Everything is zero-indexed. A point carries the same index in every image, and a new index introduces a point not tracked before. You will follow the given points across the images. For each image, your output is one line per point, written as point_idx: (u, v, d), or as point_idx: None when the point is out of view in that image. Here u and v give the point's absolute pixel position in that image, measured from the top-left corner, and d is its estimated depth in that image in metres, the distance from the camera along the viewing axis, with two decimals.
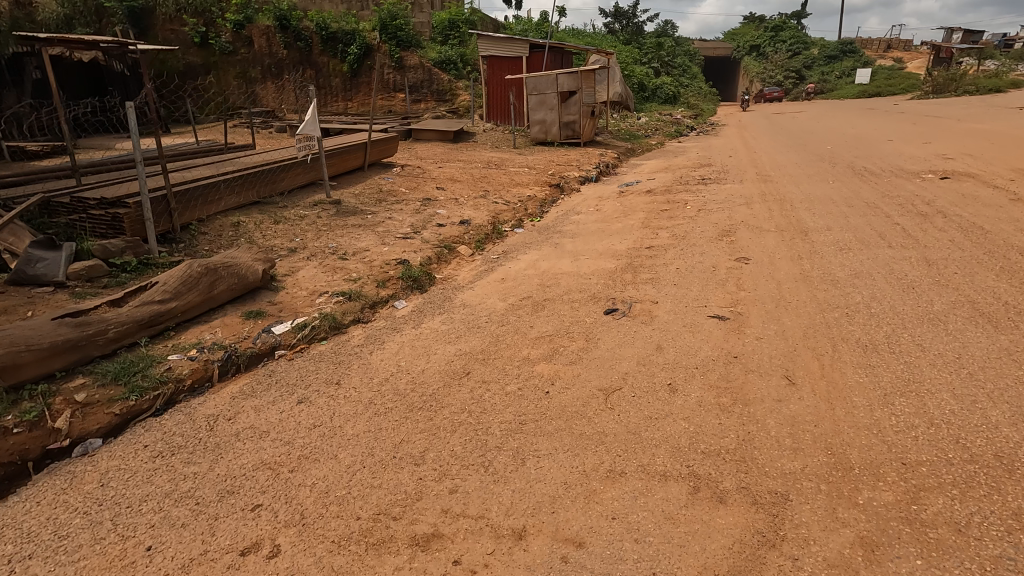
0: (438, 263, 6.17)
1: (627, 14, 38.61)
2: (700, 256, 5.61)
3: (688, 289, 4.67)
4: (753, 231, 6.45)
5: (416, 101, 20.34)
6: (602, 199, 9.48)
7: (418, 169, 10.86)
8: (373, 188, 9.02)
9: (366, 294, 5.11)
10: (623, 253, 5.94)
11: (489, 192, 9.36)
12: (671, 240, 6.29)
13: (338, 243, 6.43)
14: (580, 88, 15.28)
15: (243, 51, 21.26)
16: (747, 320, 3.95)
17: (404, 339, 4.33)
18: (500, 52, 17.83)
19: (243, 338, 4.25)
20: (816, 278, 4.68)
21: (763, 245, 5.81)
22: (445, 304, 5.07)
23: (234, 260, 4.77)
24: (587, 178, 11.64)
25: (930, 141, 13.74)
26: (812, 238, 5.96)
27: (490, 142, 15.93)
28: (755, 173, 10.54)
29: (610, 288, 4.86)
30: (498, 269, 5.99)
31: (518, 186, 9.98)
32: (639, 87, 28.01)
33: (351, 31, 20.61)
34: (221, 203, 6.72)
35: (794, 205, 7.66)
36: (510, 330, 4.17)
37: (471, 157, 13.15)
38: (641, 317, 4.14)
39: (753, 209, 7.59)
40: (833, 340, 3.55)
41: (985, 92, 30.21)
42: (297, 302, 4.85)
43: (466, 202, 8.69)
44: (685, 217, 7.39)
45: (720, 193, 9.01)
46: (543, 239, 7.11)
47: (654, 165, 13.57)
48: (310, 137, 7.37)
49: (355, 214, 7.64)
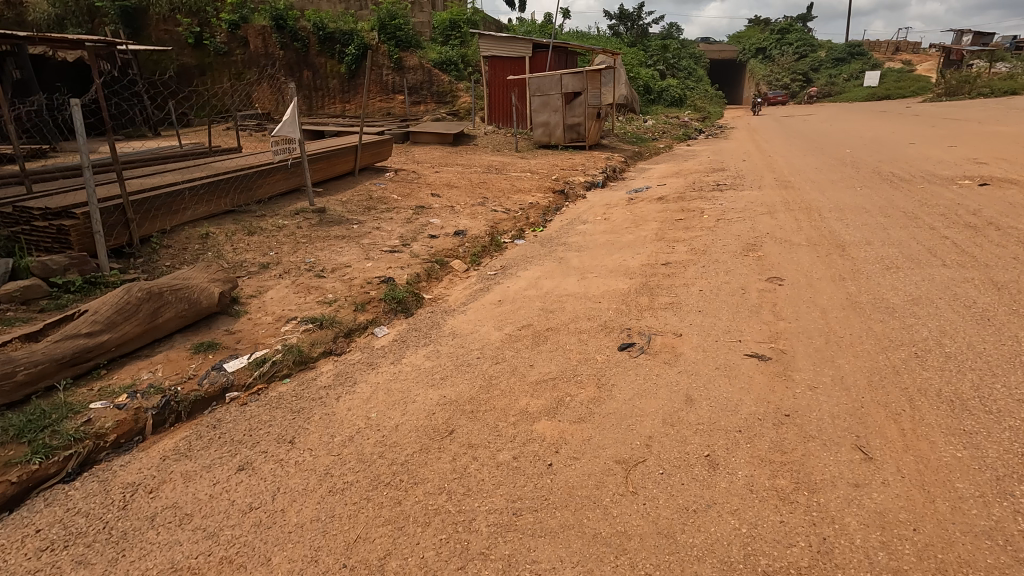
0: (428, 280, 5.51)
1: (632, 16, 37.94)
2: (725, 275, 4.90)
3: (716, 318, 3.96)
4: (781, 245, 5.74)
5: (415, 103, 19.72)
6: (610, 207, 8.79)
7: (414, 174, 10.20)
8: (362, 194, 8.37)
9: (341, 320, 4.42)
10: (636, 271, 5.26)
11: (488, 199, 8.70)
12: (690, 256, 5.60)
13: (316, 257, 5.76)
14: (585, 89, 14.62)
15: (238, 52, 20.71)
16: (793, 361, 3.25)
17: (379, 378, 3.63)
18: (502, 52, 17.20)
19: (188, 377, 3.56)
20: (866, 305, 3.98)
21: (795, 263, 5.12)
22: (432, 331, 4.39)
23: (185, 282, 4.09)
24: (593, 183, 10.96)
25: (956, 144, 13.00)
26: (850, 254, 5.26)
27: (491, 146, 15.27)
28: (773, 178, 9.83)
29: (623, 316, 4.16)
30: (495, 288, 5.32)
31: (520, 192, 9.31)
32: (644, 90, 27.35)
33: (349, 31, 20.11)
34: (188, 213, 6.05)
35: (822, 214, 6.96)
36: (505, 370, 3.47)
37: (470, 161, 12.49)
38: (663, 357, 3.44)
39: (777, 219, 6.90)
40: (907, 392, 2.85)
41: (1001, 94, 29.40)
42: (259, 331, 4.17)
43: (462, 209, 8.03)
44: (703, 228, 6.71)
45: (737, 200, 8.32)
46: (546, 253, 6.43)
47: (663, 169, 12.88)
48: (289, 139, 6.74)
49: (340, 223, 6.97)
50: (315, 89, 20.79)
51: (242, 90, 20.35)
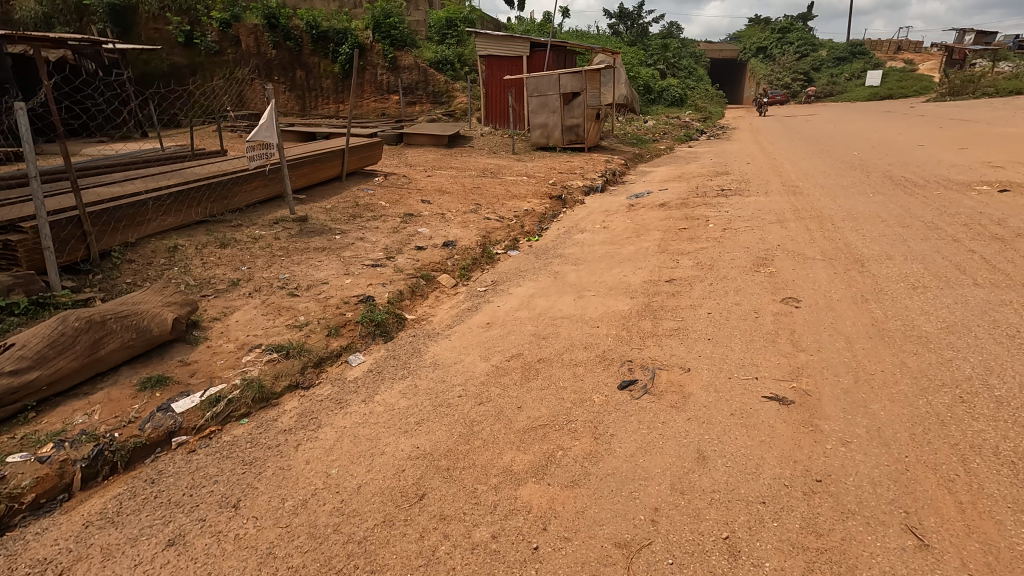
0: (412, 298, 5.08)
1: (632, 15, 37.51)
2: (736, 295, 4.48)
3: (729, 350, 3.52)
4: (794, 259, 5.32)
5: (410, 104, 19.30)
6: (609, 214, 8.37)
7: (404, 178, 9.78)
8: (348, 201, 7.94)
9: (310, 347, 3.99)
10: (638, 289, 4.84)
11: (481, 205, 8.28)
12: (696, 272, 5.17)
13: (292, 273, 5.33)
14: (584, 89, 14.20)
15: (230, 51, 20.28)
16: (821, 406, 2.82)
17: (347, 420, 3.20)
18: (498, 51, 16.78)
19: (128, 421, 3.13)
20: (896, 334, 3.55)
21: (811, 280, 4.69)
22: (412, 360, 3.96)
23: (133, 308, 3.66)
24: (592, 188, 10.54)
25: (967, 147, 12.58)
26: (871, 270, 4.83)
27: (488, 147, 14.84)
28: (780, 183, 9.40)
29: (624, 346, 3.73)
30: (485, 307, 4.90)
31: (515, 197, 8.88)
32: (644, 90, 26.94)
33: (342, 30, 19.67)
34: (156, 223, 5.61)
35: (835, 224, 6.53)
36: (489, 413, 3.04)
37: (465, 164, 12.06)
38: (669, 398, 3.02)
39: (788, 229, 6.46)
40: (958, 450, 2.42)
41: (1006, 94, 28.94)
42: (217, 361, 3.74)
43: (454, 217, 7.60)
44: (708, 239, 6.28)
45: (744, 207, 7.89)
46: (542, 265, 6.02)
47: (664, 172, 12.44)
48: (265, 144, 6.31)
49: (322, 233, 6.54)
50: (309, 89, 20.36)
51: (235, 90, 19.92)
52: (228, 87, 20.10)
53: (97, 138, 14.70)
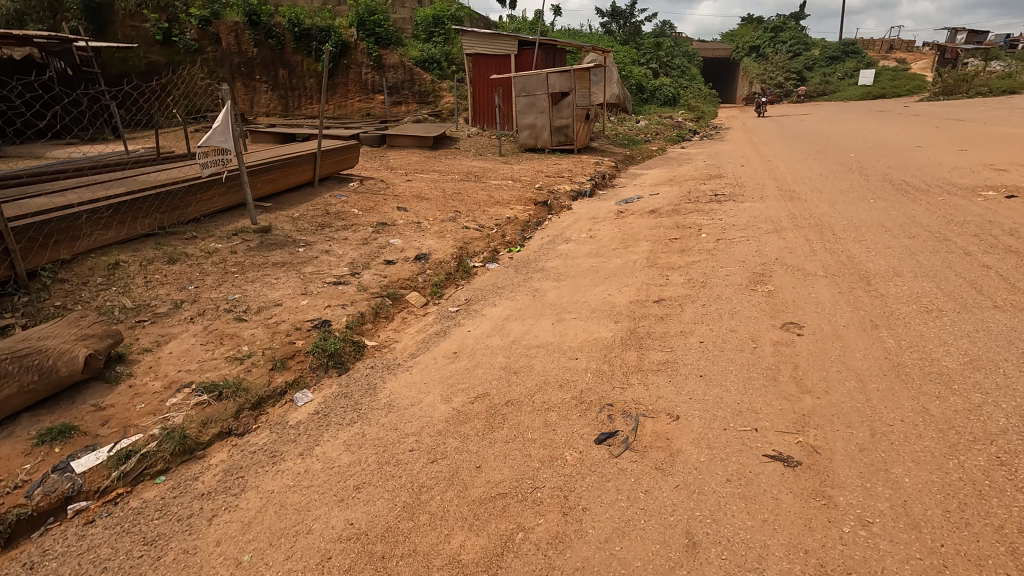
0: (375, 321, 4.61)
1: (625, 14, 37.13)
2: (730, 320, 4.03)
3: (724, 391, 3.07)
4: (794, 275, 4.88)
5: (396, 104, 18.81)
6: (597, 221, 7.92)
7: (381, 183, 9.29)
8: (318, 209, 7.46)
9: (248, 385, 3.50)
10: (623, 311, 4.38)
11: (461, 212, 7.82)
12: (687, 290, 4.72)
13: (243, 293, 4.84)
14: (573, 89, 13.76)
15: (210, 49, 19.68)
16: (834, 471, 2.37)
17: (277, 481, 2.72)
18: (486, 49, 16.30)
19: (13, 486, 2.64)
20: (914, 371, 3.11)
21: (813, 302, 4.25)
22: (365, 399, 3.49)
23: (37, 346, 3.16)
24: (580, 193, 10.11)
25: (967, 148, 12.23)
26: (878, 289, 4.39)
27: (474, 149, 14.37)
28: (776, 188, 9.00)
29: (604, 384, 3.27)
30: (454, 331, 4.43)
31: (498, 203, 8.42)
32: (637, 89, 26.54)
33: (326, 27, 19.09)
34: (94, 238, 5.09)
35: (836, 233, 6.11)
36: (441, 476, 2.58)
37: (448, 167, 11.59)
38: (654, 457, 2.56)
39: (786, 240, 6.03)
40: (1006, 536, 1.98)
41: (999, 93, 28.78)
42: (138, 404, 3.25)
43: (430, 226, 7.13)
44: (701, 251, 5.85)
45: (738, 214, 7.47)
46: (521, 281, 5.57)
47: (656, 175, 12.02)
48: (221, 149, 5.81)
49: (284, 246, 6.05)
50: (291, 89, 19.81)
51: (215, 90, 19.36)
52: (208, 86, 19.51)
53: (68, 140, 14.15)
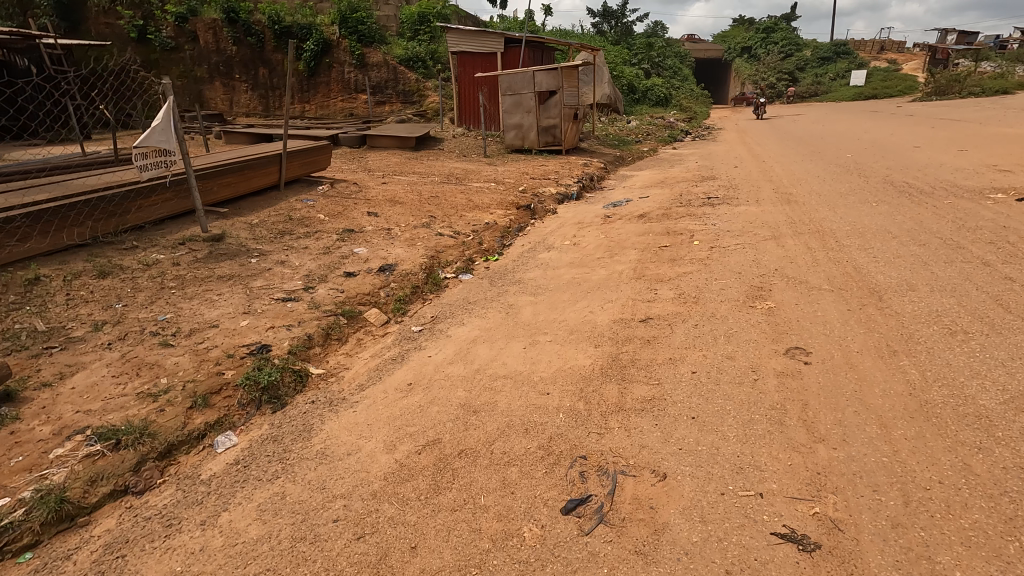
0: (324, 344, 4.06)
1: (616, 14, 36.69)
2: (727, 344, 3.52)
3: (720, 439, 2.56)
4: (795, 289, 4.39)
5: (379, 103, 18.24)
6: (582, 227, 7.41)
7: (355, 185, 8.74)
8: (281, 215, 6.91)
9: (156, 429, 2.94)
10: (605, 333, 3.86)
11: (436, 217, 7.28)
12: (678, 307, 4.21)
13: (177, 311, 4.26)
14: (561, 87, 13.25)
15: (187, 47, 19.04)
16: (861, 559, 1.87)
17: (164, 564, 2.18)
18: (471, 47, 15.75)
19: None
20: (946, 413, 2.62)
21: (819, 322, 3.76)
22: (295, 445, 2.93)
23: None
24: (566, 196, 9.60)
25: (967, 148, 11.83)
26: (893, 307, 3.91)
27: (458, 150, 13.85)
28: (772, 190, 8.52)
29: (578, 428, 2.75)
30: (413, 357, 3.90)
31: (476, 208, 7.89)
32: (628, 89, 26.10)
33: (307, 25, 18.46)
34: (10, 250, 4.50)
35: (839, 240, 5.63)
36: (367, 561, 2.05)
37: (429, 169, 11.05)
38: (634, 535, 2.06)
39: (786, 248, 5.54)
40: None
41: (993, 93, 28.52)
42: (14, 457, 2.69)
43: (401, 233, 6.59)
44: (694, 260, 5.33)
45: (733, 219, 6.96)
46: (495, 295, 5.03)
47: (646, 177, 11.53)
48: (162, 150, 5.23)
49: (235, 257, 5.48)
50: (272, 88, 19.19)
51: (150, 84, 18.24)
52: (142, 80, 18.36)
53: (32, 141, 13.51)
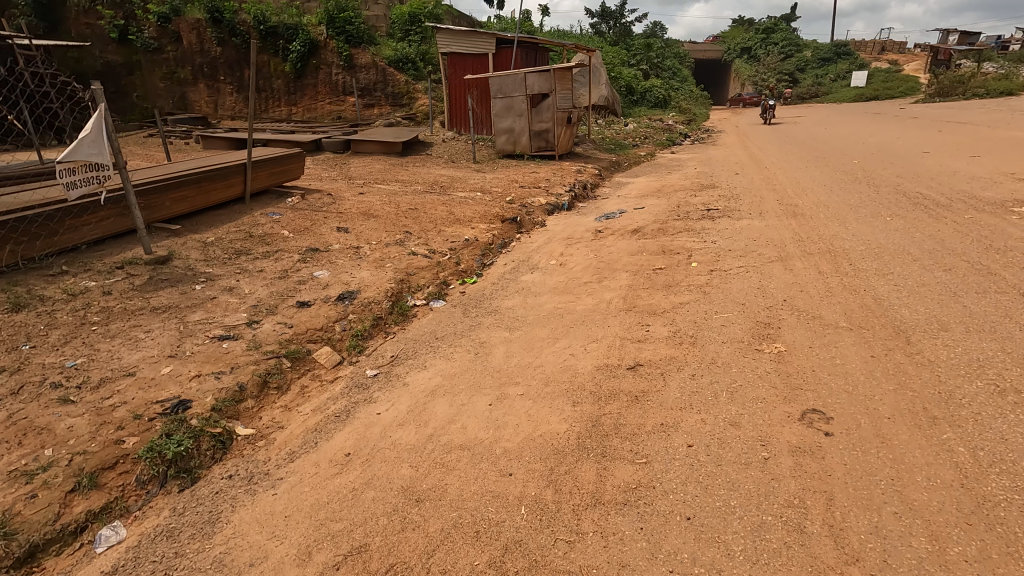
0: (258, 396, 3.48)
1: (615, 14, 36.12)
2: (730, 404, 2.94)
3: (723, 557, 1.99)
4: (806, 327, 3.82)
5: (368, 106, 17.66)
6: (570, 243, 6.83)
7: (329, 196, 8.17)
8: (241, 232, 6.33)
9: (16, 527, 2.36)
10: (587, 386, 3.27)
11: (412, 233, 6.70)
12: (672, 350, 3.62)
13: (91, 355, 3.66)
14: (553, 90, 12.67)
15: (170, 48, 18.46)
16: None
17: None
18: (462, 48, 15.18)
19: None
20: (1013, 518, 2.06)
21: (839, 373, 3.18)
22: (190, 547, 2.35)
23: None
24: (556, 206, 9.03)
25: (979, 154, 11.26)
26: (925, 353, 3.33)
27: (446, 155, 13.28)
28: (776, 201, 7.96)
29: (543, 534, 2.18)
30: (360, 413, 3.31)
31: (457, 221, 7.31)
32: (626, 91, 25.53)
33: (293, 25, 17.90)
34: None
35: (854, 264, 5.05)
36: None
37: (413, 177, 10.47)
38: None
39: (795, 272, 4.95)
40: None
41: (997, 95, 27.96)
42: None
43: (370, 252, 6.01)
44: (692, 287, 4.75)
45: (735, 235, 6.39)
46: (467, 328, 4.44)
47: (641, 184, 10.97)
48: (91, 164, 4.62)
49: (179, 283, 4.90)
50: (258, 90, 18.57)
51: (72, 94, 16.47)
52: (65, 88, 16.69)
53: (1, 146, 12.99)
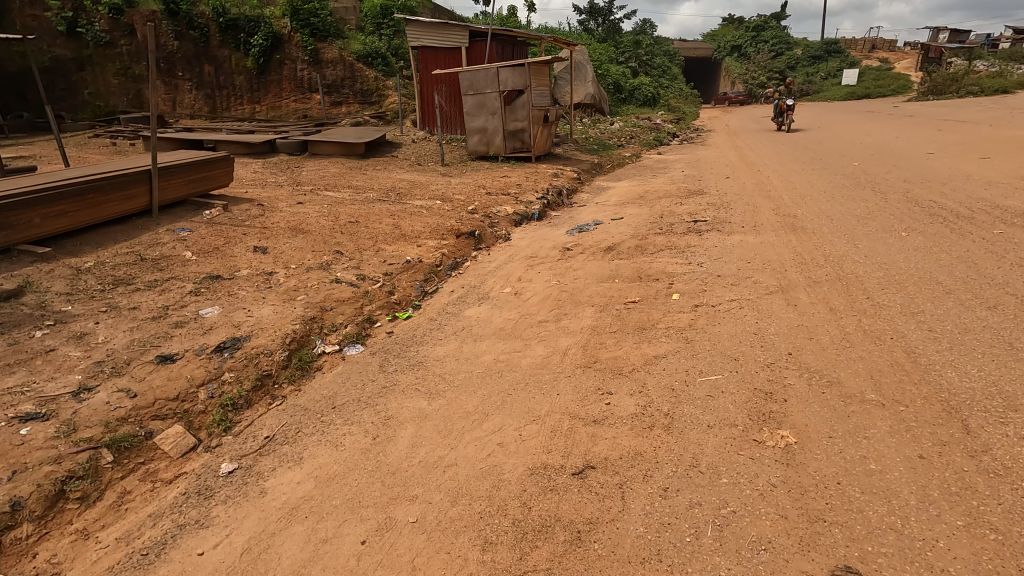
0: (42, 518, 2.42)
1: (603, 11, 35.15)
2: (718, 555, 1.93)
3: None
4: (822, 399, 2.82)
5: (336, 104, 16.55)
6: (533, 264, 5.81)
7: (261, 206, 7.11)
8: (133, 254, 5.25)
9: None
10: (510, 508, 2.24)
11: (343, 254, 5.63)
12: (638, 440, 2.59)
13: None
14: (528, 86, 11.64)
15: (123, 42, 17.22)
16: None
17: None
18: (433, 42, 14.12)
19: None
20: None
21: (879, 489, 2.17)
22: None
23: None
24: (525, 216, 8.02)
25: (989, 155, 10.35)
26: (997, 451, 2.33)
27: (414, 157, 12.22)
28: (771, 211, 6.99)
29: None
30: (177, 551, 2.26)
31: (402, 237, 6.26)
32: (614, 88, 24.54)
33: (255, 17, 16.80)
34: None
35: (872, 297, 4.06)
36: None
37: (368, 183, 9.38)
38: None
39: (800, 310, 3.96)
40: None
41: (991, 93, 27.19)
42: None
43: (284, 279, 4.93)
44: (671, 332, 3.74)
45: (726, 255, 5.40)
46: (378, 391, 3.37)
47: (624, 189, 9.99)
48: None
49: (14, 329, 3.81)
50: (218, 87, 17.39)
51: None
52: None
53: None
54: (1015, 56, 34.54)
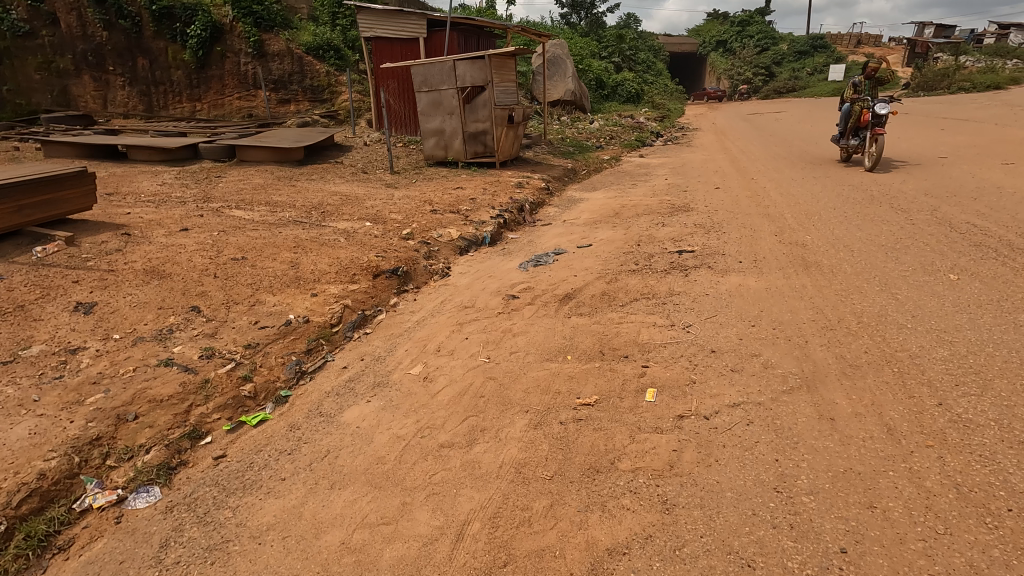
0: None
1: (586, 4, 33.57)
2: None
3: None
4: None
5: (283, 102, 14.99)
6: (466, 320, 4.32)
7: (128, 236, 5.56)
8: None
9: None
10: None
11: (200, 312, 4.10)
12: None
13: None
14: (489, 82, 10.17)
15: (44, 32, 15.21)
16: None
17: None
18: (387, 32, 12.54)
19: None
20: None
21: None
22: None
23: None
24: (472, 240, 6.53)
25: (1012, 161, 9.05)
26: None
27: (361, 162, 10.67)
28: (773, 238, 5.61)
29: None
30: None
31: (294, 281, 4.72)
32: (596, 84, 23.12)
33: (192, 5, 15.18)
34: None
35: (953, 409, 2.62)
36: None
37: (292, 198, 7.84)
38: None
39: (843, 431, 2.52)
40: None
41: (985, 89, 26.13)
42: None
43: (89, 362, 3.40)
44: (639, 491, 2.26)
45: (724, 312, 3.95)
46: None
47: (597, 202, 8.55)
48: None
49: None
50: (154, 83, 15.65)
51: None
52: None
53: None
54: (1002, 51, 33.77)
